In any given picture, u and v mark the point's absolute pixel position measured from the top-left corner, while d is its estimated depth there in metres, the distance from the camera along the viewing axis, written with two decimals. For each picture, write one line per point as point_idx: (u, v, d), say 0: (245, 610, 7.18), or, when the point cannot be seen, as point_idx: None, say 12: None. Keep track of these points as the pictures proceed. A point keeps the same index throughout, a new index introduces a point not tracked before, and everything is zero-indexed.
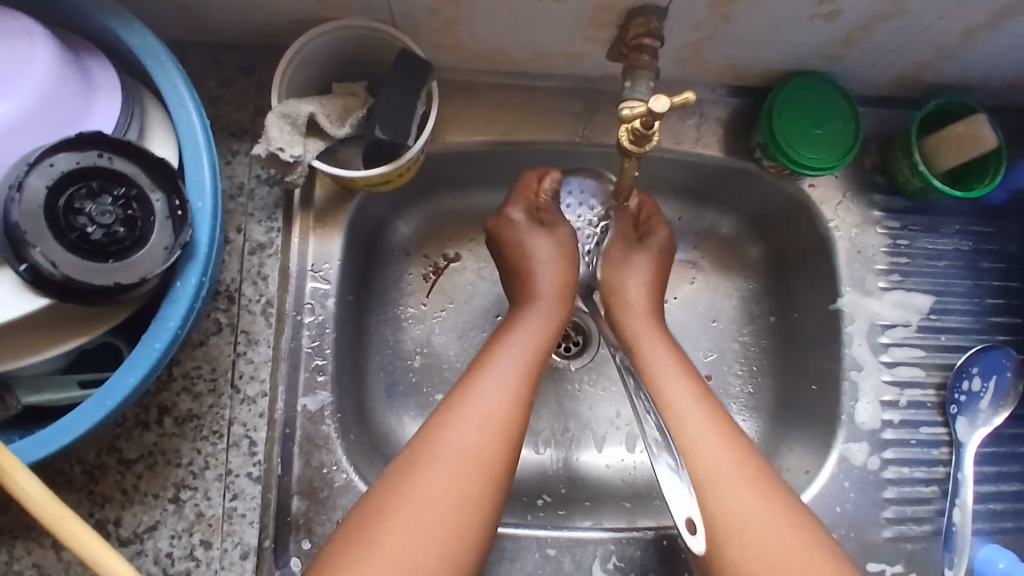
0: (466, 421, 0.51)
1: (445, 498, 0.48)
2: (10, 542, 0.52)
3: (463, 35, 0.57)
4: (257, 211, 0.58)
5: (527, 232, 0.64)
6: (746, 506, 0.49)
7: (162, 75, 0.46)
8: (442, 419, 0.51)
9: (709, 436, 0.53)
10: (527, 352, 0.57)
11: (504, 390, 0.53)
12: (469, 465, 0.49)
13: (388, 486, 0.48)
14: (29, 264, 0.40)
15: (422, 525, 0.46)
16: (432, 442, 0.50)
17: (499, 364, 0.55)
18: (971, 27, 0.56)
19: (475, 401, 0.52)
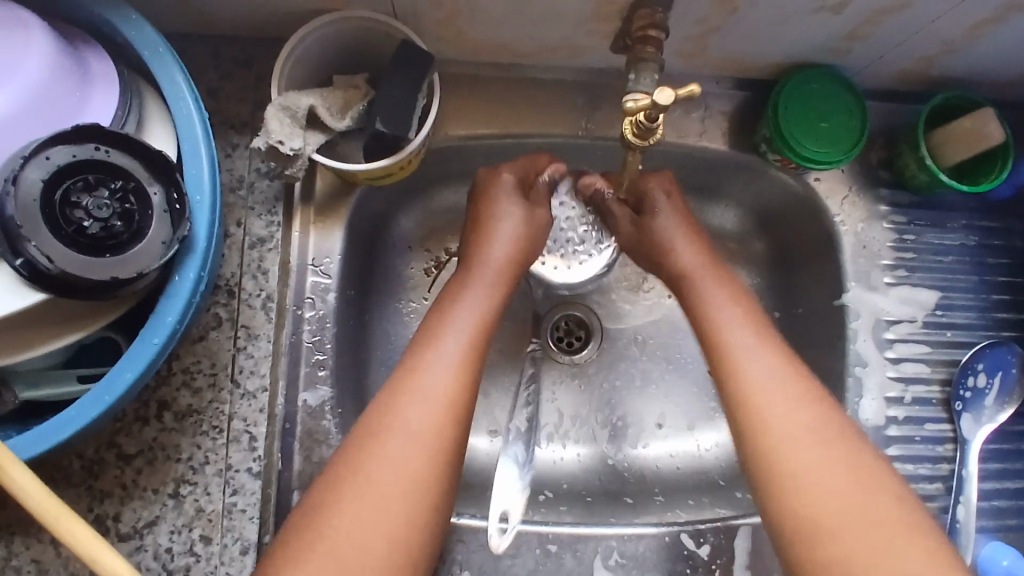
0: (414, 396, 0.49)
1: (398, 482, 0.46)
2: (9, 537, 0.52)
3: (465, 27, 0.56)
4: (257, 205, 0.57)
5: (505, 198, 0.61)
6: (821, 459, 0.46)
7: (159, 67, 0.46)
8: (393, 398, 0.49)
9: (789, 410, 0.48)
10: (476, 321, 0.55)
11: (455, 359, 0.52)
12: (419, 442, 0.47)
13: (339, 469, 0.47)
14: (25, 258, 0.40)
15: (370, 513, 0.45)
16: (389, 414, 0.48)
17: (449, 336, 0.53)
18: (981, 20, 0.55)
19: (430, 371, 0.51)
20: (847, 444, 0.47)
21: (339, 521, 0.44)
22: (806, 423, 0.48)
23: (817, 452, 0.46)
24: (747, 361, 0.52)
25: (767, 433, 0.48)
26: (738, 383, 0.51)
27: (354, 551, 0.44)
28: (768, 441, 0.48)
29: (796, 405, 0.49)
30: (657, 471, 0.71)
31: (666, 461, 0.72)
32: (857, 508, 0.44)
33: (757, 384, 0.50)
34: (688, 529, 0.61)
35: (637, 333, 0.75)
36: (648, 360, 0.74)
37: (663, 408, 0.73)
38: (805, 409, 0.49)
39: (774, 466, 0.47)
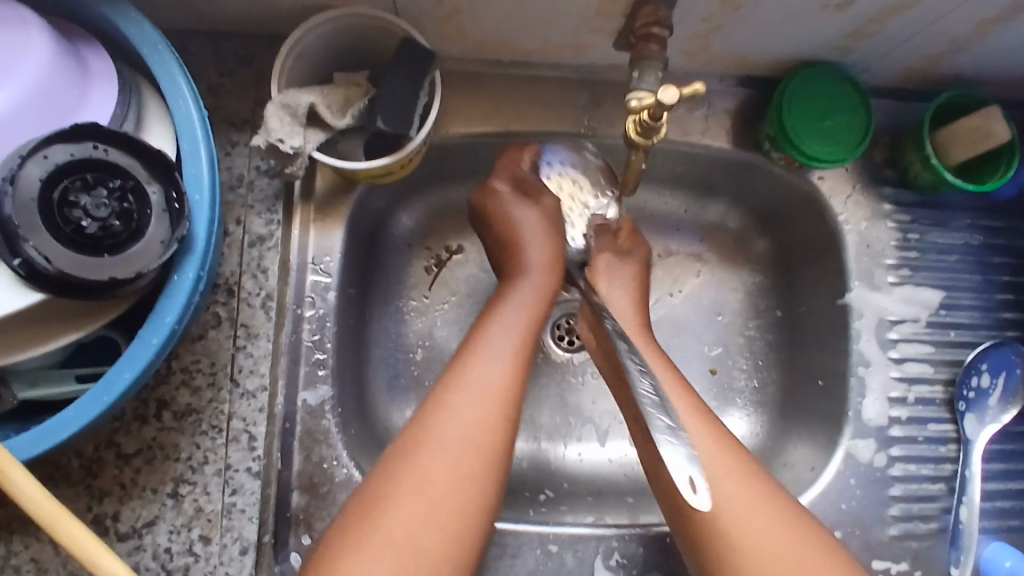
0: (462, 395, 0.51)
1: (446, 476, 0.47)
2: (8, 536, 0.51)
3: (467, 24, 0.56)
4: (257, 203, 0.57)
5: (516, 207, 0.62)
6: (746, 515, 0.48)
7: (158, 64, 0.45)
8: (443, 397, 0.51)
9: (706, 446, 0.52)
10: (525, 319, 0.56)
11: (506, 357, 0.53)
12: (471, 439, 0.49)
13: (387, 467, 0.48)
14: (23, 259, 0.39)
15: (421, 510, 0.46)
16: (441, 408, 0.50)
17: (499, 335, 0.55)
18: (989, 18, 0.54)
19: (480, 367, 0.52)
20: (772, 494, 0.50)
21: (390, 517, 0.45)
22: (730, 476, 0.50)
23: (741, 507, 0.49)
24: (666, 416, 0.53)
25: (691, 489, 0.50)
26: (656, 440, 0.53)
27: (406, 541, 0.45)
28: (691, 499, 0.50)
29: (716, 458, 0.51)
30: None
31: None
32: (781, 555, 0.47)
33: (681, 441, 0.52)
34: None
35: None
36: None
37: None
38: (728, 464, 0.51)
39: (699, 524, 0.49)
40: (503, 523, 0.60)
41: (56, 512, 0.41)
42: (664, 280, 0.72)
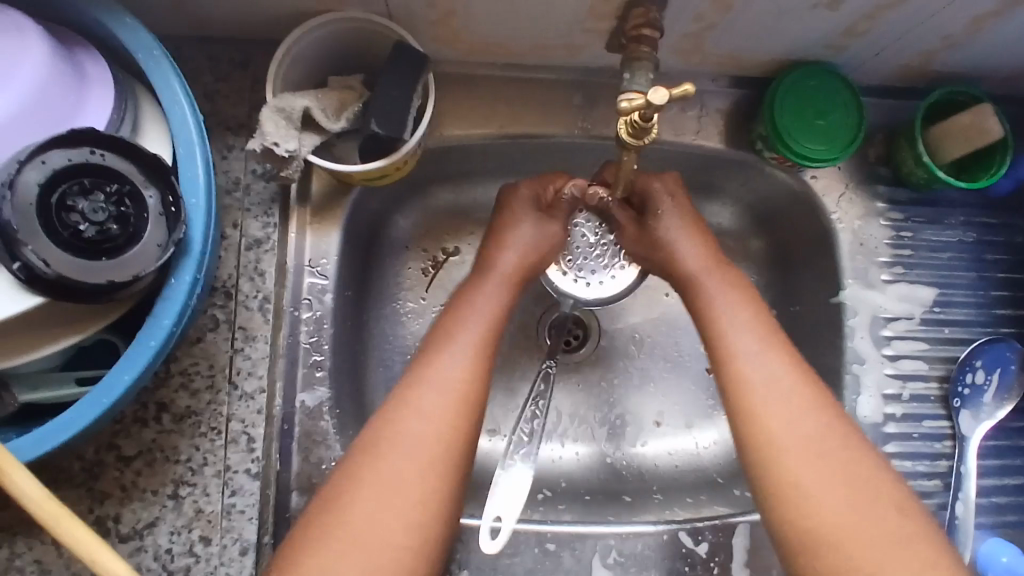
0: (427, 390, 0.51)
1: (410, 471, 0.48)
2: (9, 539, 0.52)
3: (460, 27, 0.56)
4: (253, 206, 0.57)
5: (528, 217, 0.63)
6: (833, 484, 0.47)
7: (154, 69, 0.46)
8: (405, 394, 0.51)
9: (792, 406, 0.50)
10: (489, 317, 0.57)
11: (468, 353, 0.53)
12: (439, 430, 0.50)
13: (350, 465, 0.48)
14: (22, 263, 0.40)
15: (388, 504, 0.47)
16: (405, 406, 0.50)
17: (462, 334, 0.55)
18: (979, 15, 0.54)
19: (444, 364, 0.52)
20: (842, 438, 0.49)
21: (360, 511, 0.46)
22: (805, 423, 0.49)
23: (812, 457, 0.48)
24: (748, 362, 0.52)
25: (768, 439, 0.49)
26: (741, 390, 0.51)
27: (369, 536, 0.46)
28: (767, 447, 0.49)
29: (798, 406, 0.50)
30: (655, 469, 0.71)
31: (664, 459, 0.72)
32: (858, 506, 0.46)
33: (762, 386, 0.51)
34: (686, 527, 0.61)
35: (635, 332, 0.75)
36: (645, 358, 0.74)
37: (662, 406, 0.73)
38: (823, 440, 0.48)
39: (770, 473, 0.48)
40: (501, 522, 0.60)
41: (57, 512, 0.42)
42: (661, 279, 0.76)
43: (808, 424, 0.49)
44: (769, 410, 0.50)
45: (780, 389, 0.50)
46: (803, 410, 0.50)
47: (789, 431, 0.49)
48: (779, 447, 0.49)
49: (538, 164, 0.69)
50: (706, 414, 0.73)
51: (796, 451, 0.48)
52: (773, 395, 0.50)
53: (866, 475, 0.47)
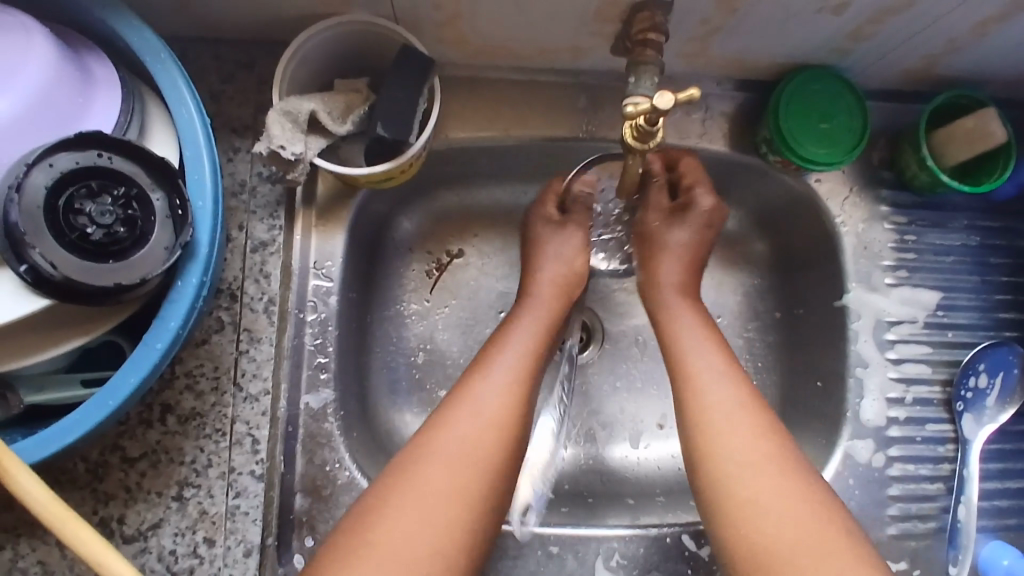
0: (467, 411, 0.52)
1: (443, 493, 0.48)
2: (14, 540, 0.52)
3: (466, 30, 0.57)
4: (259, 208, 0.58)
5: (551, 235, 0.64)
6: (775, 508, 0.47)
7: (161, 72, 0.46)
8: (443, 414, 0.52)
9: (742, 430, 0.51)
10: (533, 341, 0.58)
11: (508, 383, 0.54)
12: (481, 451, 0.50)
13: (386, 481, 0.49)
14: (29, 265, 0.40)
15: (418, 521, 0.46)
16: (443, 426, 0.51)
17: (502, 357, 0.56)
18: (983, 19, 0.55)
19: (483, 391, 0.53)
20: (786, 462, 0.50)
21: (388, 526, 0.46)
22: (753, 446, 0.50)
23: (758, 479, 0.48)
24: (703, 384, 0.53)
25: (715, 461, 0.50)
26: (698, 412, 0.53)
27: (397, 553, 0.45)
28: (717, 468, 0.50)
29: (753, 434, 0.51)
30: (657, 471, 0.72)
31: (667, 462, 0.72)
32: (809, 535, 0.46)
33: (717, 408, 0.52)
34: (689, 530, 0.61)
35: (638, 334, 0.75)
36: (649, 360, 0.74)
37: (664, 409, 0.73)
38: (766, 463, 0.49)
39: (718, 494, 0.49)
40: (504, 524, 0.60)
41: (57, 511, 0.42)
42: None
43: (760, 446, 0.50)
44: (717, 433, 0.51)
45: (732, 412, 0.52)
46: (753, 432, 0.51)
47: (735, 454, 0.50)
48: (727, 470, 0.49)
49: (542, 166, 0.70)
50: None
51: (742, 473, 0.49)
52: (726, 417, 0.52)
53: (808, 498, 0.48)
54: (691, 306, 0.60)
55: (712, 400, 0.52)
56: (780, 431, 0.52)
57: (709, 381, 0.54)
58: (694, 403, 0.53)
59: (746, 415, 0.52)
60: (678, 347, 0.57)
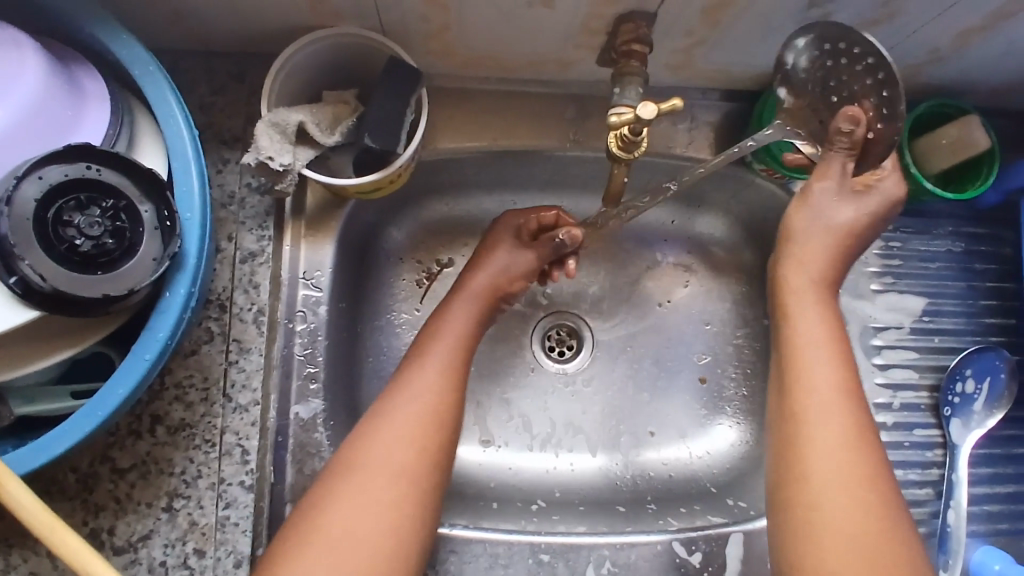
0: (403, 398, 0.53)
1: (385, 483, 0.49)
2: (5, 551, 0.54)
3: (455, 42, 0.57)
4: (248, 219, 0.58)
5: (508, 248, 0.64)
6: (846, 513, 0.46)
7: (150, 85, 0.46)
8: (377, 408, 0.53)
9: (832, 427, 0.49)
10: (462, 336, 0.59)
11: (438, 372, 0.55)
12: (421, 434, 0.52)
13: (323, 480, 0.50)
14: (19, 277, 0.39)
15: (361, 515, 0.48)
16: (378, 420, 0.52)
17: (437, 345, 0.57)
18: (965, 29, 0.55)
19: (415, 382, 0.54)
20: (870, 465, 0.48)
21: (329, 524, 0.47)
22: (848, 444, 0.48)
23: (845, 481, 0.47)
24: (811, 378, 0.51)
25: (809, 469, 0.48)
26: (798, 398, 0.50)
27: (346, 549, 0.46)
28: (808, 462, 0.48)
29: (841, 432, 0.49)
30: (648, 479, 0.72)
31: (657, 469, 0.73)
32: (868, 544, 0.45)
33: (814, 406, 0.50)
34: (679, 537, 0.61)
35: (628, 342, 0.76)
36: (639, 367, 0.75)
37: (655, 416, 0.74)
38: (851, 464, 0.48)
39: (799, 492, 0.48)
40: (492, 533, 0.60)
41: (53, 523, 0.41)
42: (654, 291, 0.77)
43: (842, 445, 0.48)
44: (818, 428, 0.49)
45: (836, 408, 0.50)
46: (851, 435, 0.49)
47: (828, 447, 0.48)
48: (817, 465, 0.48)
49: (532, 177, 0.70)
50: (702, 426, 0.74)
51: (834, 472, 0.47)
52: (824, 421, 0.49)
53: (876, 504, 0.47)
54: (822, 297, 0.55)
55: (822, 395, 0.50)
56: (869, 432, 0.50)
57: (813, 368, 0.51)
58: (802, 393, 0.50)
59: (838, 412, 0.49)
60: (797, 335, 0.53)
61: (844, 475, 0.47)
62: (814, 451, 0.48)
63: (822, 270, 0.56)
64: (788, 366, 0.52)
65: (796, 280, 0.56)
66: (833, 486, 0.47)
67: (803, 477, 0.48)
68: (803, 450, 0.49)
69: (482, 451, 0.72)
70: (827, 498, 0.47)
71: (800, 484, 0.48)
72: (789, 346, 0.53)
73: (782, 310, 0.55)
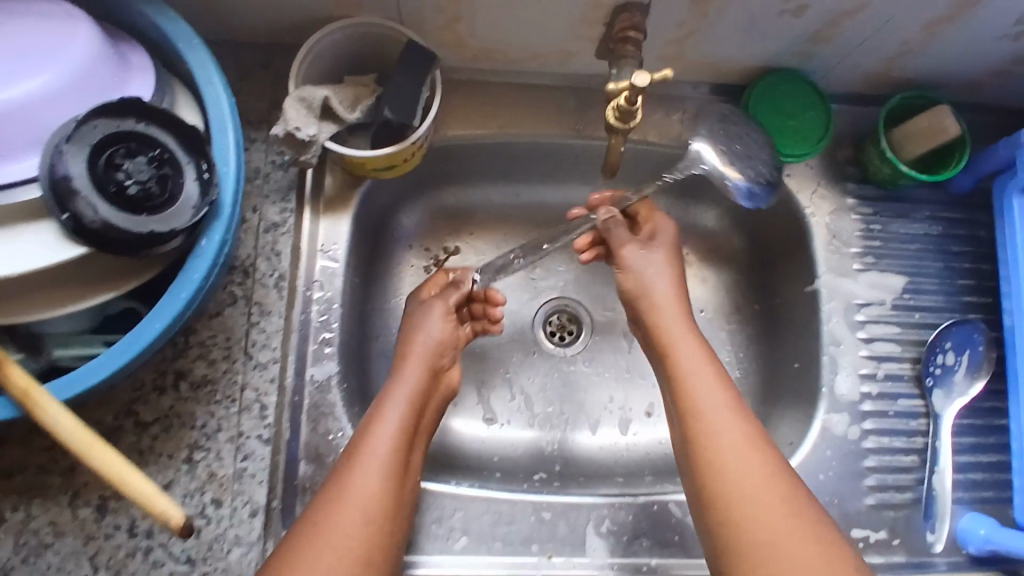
0: (346, 500, 0.51)
1: None
2: (28, 501, 0.58)
3: (465, 33, 0.63)
4: (272, 192, 0.62)
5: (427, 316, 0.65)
6: (761, 519, 0.51)
7: (193, 56, 0.51)
8: (318, 513, 0.50)
9: (735, 442, 0.55)
10: (405, 422, 0.56)
11: (384, 465, 0.53)
12: (365, 520, 0.50)
13: None
14: (71, 213, 0.42)
15: None
16: (321, 523, 0.50)
17: (380, 436, 0.54)
18: (933, 19, 0.58)
19: (361, 479, 0.52)
20: (786, 484, 0.53)
21: None
22: (748, 452, 0.54)
23: (770, 511, 0.52)
24: (702, 396, 0.58)
25: (722, 483, 0.53)
26: (697, 424, 0.57)
27: None
28: (735, 506, 0.52)
29: (743, 443, 0.55)
30: (646, 456, 0.75)
31: (654, 447, 0.76)
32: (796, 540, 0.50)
33: (712, 425, 0.56)
34: (676, 499, 0.64)
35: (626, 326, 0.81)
36: (637, 350, 0.80)
37: (652, 397, 0.78)
38: (756, 470, 0.53)
39: (721, 510, 0.53)
40: (497, 491, 0.63)
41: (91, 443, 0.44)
42: None
43: (744, 456, 0.54)
44: (735, 471, 0.54)
45: (738, 441, 0.55)
46: (748, 446, 0.55)
47: (736, 459, 0.54)
48: (727, 480, 0.53)
49: (533, 169, 0.76)
50: None
51: (759, 505, 0.52)
52: (722, 433, 0.55)
53: (790, 503, 0.52)
54: (689, 322, 0.63)
55: (713, 416, 0.56)
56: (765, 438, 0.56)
57: (702, 390, 0.58)
58: (700, 421, 0.57)
59: (734, 424, 0.56)
60: (688, 387, 0.58)
61: (753, 482, 0.53)
62: (733, 488, 0.53)
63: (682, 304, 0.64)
64: (681, 398, 0.58)
65: (674, 332, 0.62)
66: (761, 519, 0.51)
67: (722, 494, 0.53)
68: (710, 468, 0.54)
69: (485, 428, 0.75)
70: (744, 508, 0.52)
71: (719, 505, 0.53)
72: (677, 374, 0.60)
73: (663, 344, 0.62)
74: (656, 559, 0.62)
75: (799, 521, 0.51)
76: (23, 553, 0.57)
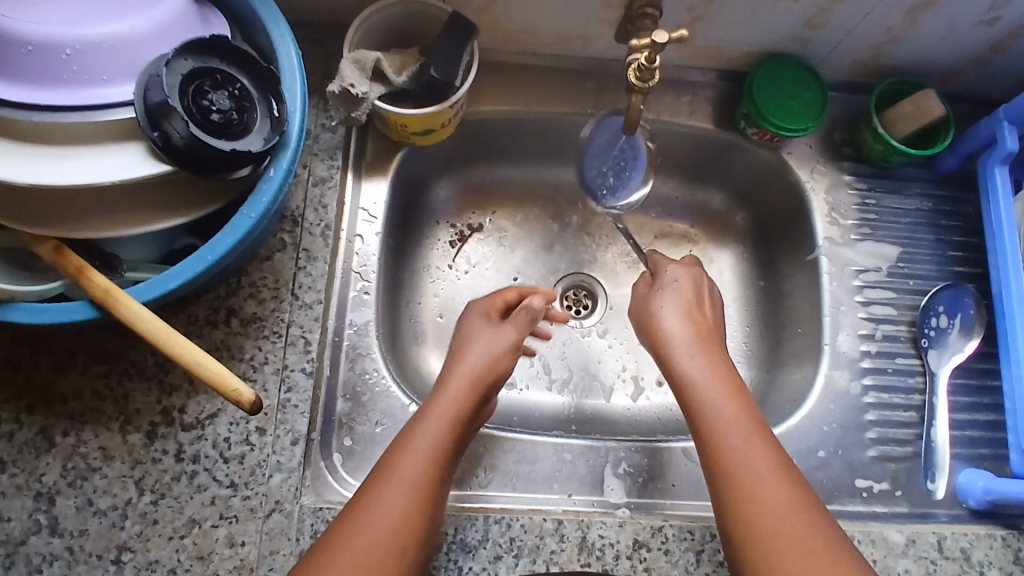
0: (393, 486, 0.53)
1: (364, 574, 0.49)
2: (79, 427, 0.59)
3: (499, 15, 0.69)
4: (321, 151, 0.69)
5: (484, 326, 0.66)
6: (772, 517, 0.52)
7: (263, 10, 0.56)
8: (362, 500, 0.52)
9: (745, 442, 0.56)
10: (454, 416, 0.58)
11: (431, 455, 0.55)
12: (384, 546, 0.50)
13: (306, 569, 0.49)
14: (162, 132, 0.47)
15: None
16: (370, 503, 0.52)
17: (427, 429, 0.56)
18: (914, 5, 0.65)
19: (407, 466, 0.54)
20: (794, 486, 0.54)
21: None
22: (757, 450, 0.55)
23: (779, 513, 0.52)
24: (711, 398, 0.59)
25: (733, 481, 0.54)
26: (707, 424, 0.57)
27: None
28: (744, 508, 0.53)
29: (752, 442, 0.56)
30: (658, 420, 0.79)
31: (666, 412, 0.80)
32: (802, 538, 0.51)
33: (724, 425, 0.57)
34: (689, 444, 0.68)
35: None
36: None
37: None
38: (765, 468, 0.54)
39: (733, 508, 0.53)
40: (522, 432, 0.67)
41: (169, 333, 0.50)
42: None
43: (755, 455, 0.55)
44: (744, 467, 0.54)
45: (744, 439, 0.56)
46: (757, 445, 0.55)
47: (746, 459, 0.55)
48: (737, 477, 0.54)
49: (554, 149, 0.82)
50: None
51: (769, 506, 0.52)
52: (732, 432, 0.56)
53: (796, 501, 0.53)
54: (693, 331, 0.64)
55: (721, 416, 0.57)
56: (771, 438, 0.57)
57: (711, 394, 0.59)
58: (710, 422, 0.57)
59: (743, 424, 0.57)
60: (699, 391, 0.60)
61: (762, 480, 0.53)
62: (743, 487, 0.53)
63: (691, 317, 0.65)
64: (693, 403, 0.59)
65: (675, 343, 0.63)
66: (770, 521, 0.52)
67: (736, 492, 0.54)
68: (722, 465, 0.55)
69: (506, 392, 0.79)
70: (755, 506, 0.52)
71: (731, 503, 0.54)
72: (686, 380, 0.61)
73: (668, 355, 0.63)
74: (669, 500, 0.66)
75: (805, 517, 0.52)
76: (71, 476, 0.58)
